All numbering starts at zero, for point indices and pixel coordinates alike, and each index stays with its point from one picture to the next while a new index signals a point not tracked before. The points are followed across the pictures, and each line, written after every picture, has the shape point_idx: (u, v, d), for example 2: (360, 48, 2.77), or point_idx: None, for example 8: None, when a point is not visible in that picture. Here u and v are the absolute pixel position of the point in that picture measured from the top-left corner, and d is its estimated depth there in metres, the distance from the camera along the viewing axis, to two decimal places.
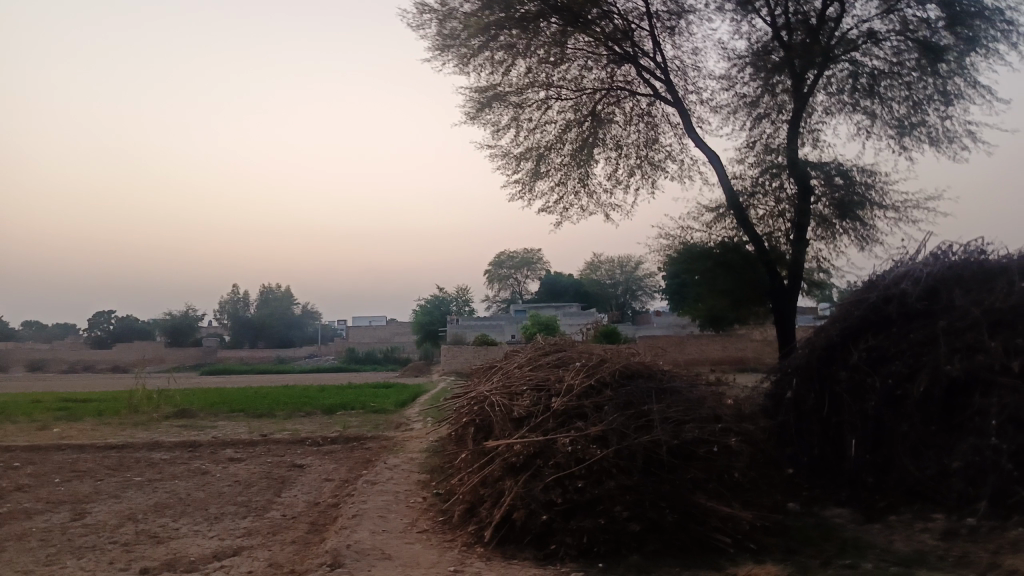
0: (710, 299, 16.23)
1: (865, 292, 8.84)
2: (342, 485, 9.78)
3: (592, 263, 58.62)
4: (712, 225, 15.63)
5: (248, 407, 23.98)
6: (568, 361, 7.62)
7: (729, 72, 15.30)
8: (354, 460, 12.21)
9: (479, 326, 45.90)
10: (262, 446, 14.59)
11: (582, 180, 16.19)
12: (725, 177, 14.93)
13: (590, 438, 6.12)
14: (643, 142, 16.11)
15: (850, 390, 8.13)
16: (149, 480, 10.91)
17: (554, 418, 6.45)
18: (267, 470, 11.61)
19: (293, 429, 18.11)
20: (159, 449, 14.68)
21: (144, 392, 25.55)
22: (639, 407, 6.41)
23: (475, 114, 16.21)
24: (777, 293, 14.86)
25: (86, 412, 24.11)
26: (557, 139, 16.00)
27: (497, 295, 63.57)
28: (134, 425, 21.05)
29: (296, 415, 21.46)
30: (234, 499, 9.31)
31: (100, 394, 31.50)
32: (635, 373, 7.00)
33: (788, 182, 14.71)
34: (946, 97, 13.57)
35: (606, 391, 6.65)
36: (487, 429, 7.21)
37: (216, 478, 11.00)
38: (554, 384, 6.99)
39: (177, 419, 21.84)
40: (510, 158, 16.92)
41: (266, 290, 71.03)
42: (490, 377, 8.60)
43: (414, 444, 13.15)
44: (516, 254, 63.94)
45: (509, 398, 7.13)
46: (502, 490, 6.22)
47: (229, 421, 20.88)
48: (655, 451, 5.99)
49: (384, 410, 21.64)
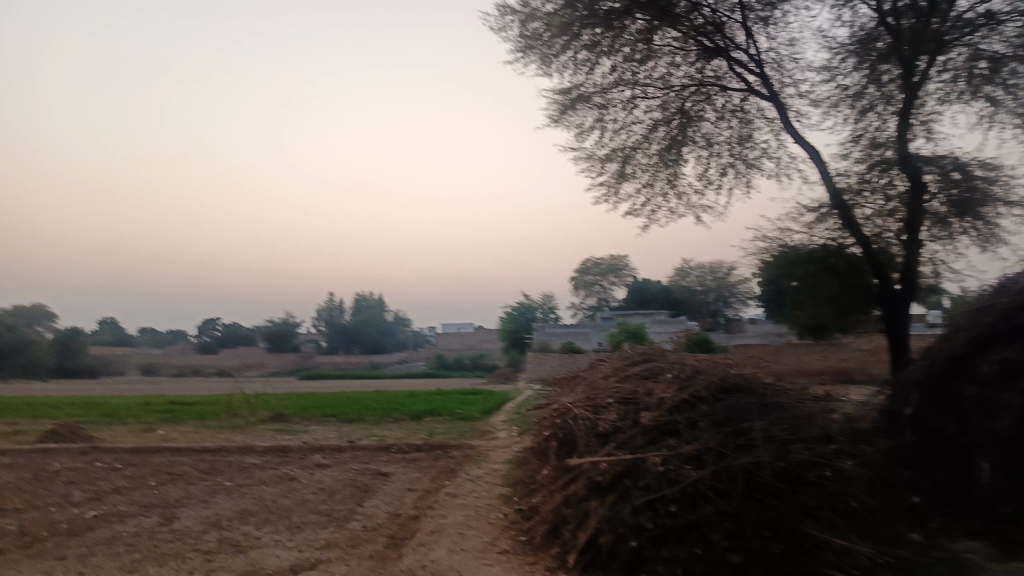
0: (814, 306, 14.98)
1: (995, 296, 7.80)
2: (424, 497, 9.53)
3: (681, 268, 57.03)
4: (813, 226, 14.71)
5: (339, 412, 24.38)
6: (658, 372, 7.08)
7: (830, 63, 14.25)
8: (437, 469, 12.00)
9: (565, 333, 45.38)
10: (349, 453, 14.62)
11: (672, 180, 15.51)
12: (827, 174, 13.93)
13: (683, 457, 5.61)
14: (736, 139, 15.28)
15: (980, 408, 7.16)
16: (238, 486, 11.03)
17: (643, 435, 5.96)
18: (351, 478, 11.56)
19: (380, 435, 18.18)
20: (251, 453, 14.96)
21: (242, 396, 26.42)
22: (738, 424, 5.82)
23: (558, 116, 15.83)
24: (889, 300, 13.67)
25: (188, 415, 25.12)
26: (644, 139, 15.40)
27: (583, 301, 62.81)
28: (230, 428, 21.74)
29: (383, 421, 21.61)
30: (316, 508, 9.23)
31: (202, 397, 32.92)
32: (733, 386, 6.41)
33: (898, 178, 13.61)
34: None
35: (702, 405, 6.10)
36: (571, 443, 6.76)
37: (301, 484, 11.02)
38: (642, 397, 6.47)
39: (271, 423, 22.43)
40: (594, 160, 16.43)
41: (358, 298, 72.84)
42: (574, 388, 8.14)
43: (499, 454, 12.81)
44: (603, 260, 63.00)
45: (595, 411, 6.67)
46: (587, 511, 5.79)
47: (320, 426, 21.23)
48: (757, 474, 5.40)
49: (470, 417, 21.48)
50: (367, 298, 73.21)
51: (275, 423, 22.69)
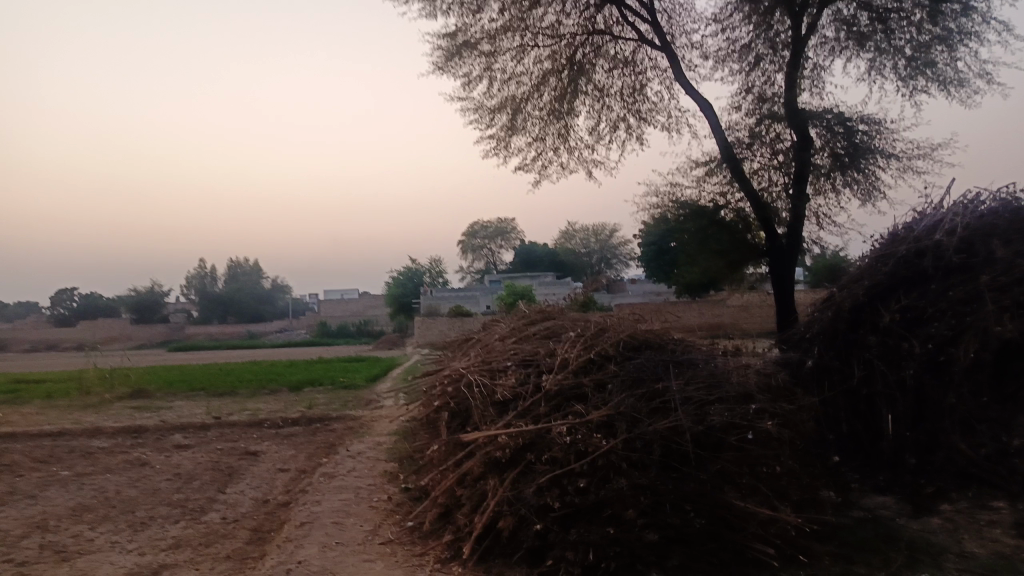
0: (707, 262, 14.79)
1: (891, 245, 7.68)
2: (298, 479, 8.44)
3: (566, 232, 57.37)
4: (702, 181, 14.52)
5: (209, 385, 22.42)
6: (559, 331, 6.37)
7: (720, 14, 13.93)
8: (315, 445, 10.91)
9: (453, 296, 44.58)
10: (215, 431, 13.15)
11: (563, 134, 14.85)
12: (719, 127, 13.69)
13: (592, 425, 4.92)
14: (628, 91, 14.76)
15: (882, 356, 6.99)
16: (77, 476, 9.46)
17: (546, 402, 5.23)
18: (215, 459, 10.26)
19: (255, 409, 16.71)
20: (100, 436, 13.16)
21: (96, 371, 23.77)
22: (651, 384, 5.20)
23: (443, 65, 14.74)
24: (775, 252, 13.65)
25: (32, 395, 22.32)
26: (535, 89, 14.60)
27: (471, 265, 62.11)
28: (81, 408, 19.43)
29: (259, 393, 20.01)
30: (169, 499, 7.94)
31: (51, 374, 29.59)
32: (642, 343, 5.79)
33: (785, 132, 13.66)
34: (954, 40, 12.21)
35: (611, 366, 5.43)
36: (465, 414, 5.95)
37: (155, 470, 9.63)
38: (544, 359, 5.76)
39: (130, 401, 20.26)
40: (482, 111, 15.50)
41: (233, 265, 68.61)
42: (466, 352, 7.31)
43: (383, 426, 11.83)
44: (490, 224, 62.38)
45: (492, 378, 5.88)
46: (484, 492, 4.98)
47: (187, 401, 19.34)
48: (674, 440, 4.80)
49: (354, 386, 20.28)
50: (242, 265, 69.11)
51: (135, 400, 20.51)
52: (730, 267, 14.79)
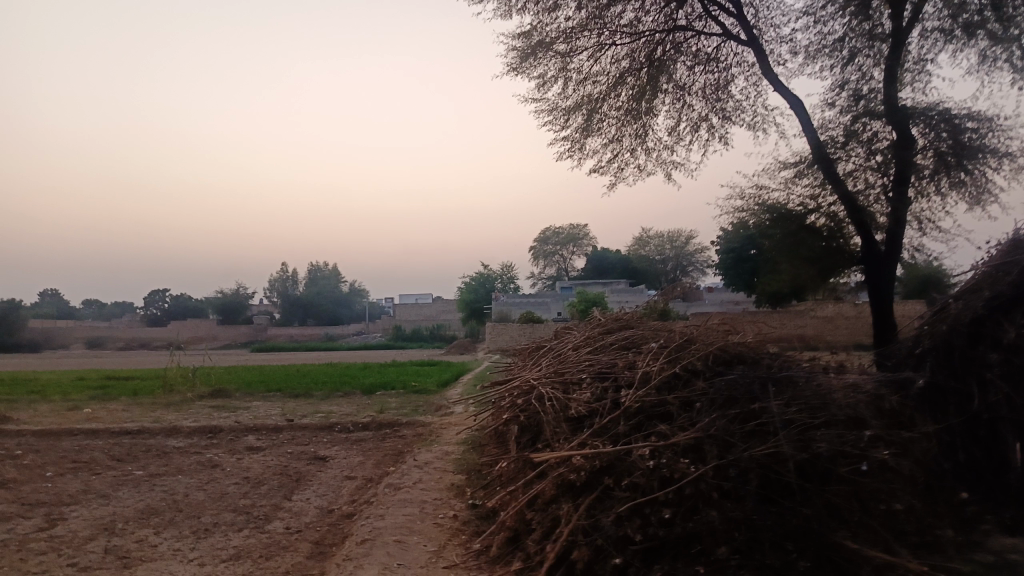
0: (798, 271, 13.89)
1: (1016, 252, 6.83)
2: (365, 488, 8.18)
3: (640, 238, 56.24)
4: (790, 183, 13.68)
5: (285, 386, 22.74)
6: (640, 341, 5.89)
7: (812, 6, 13.08)
8: (383, 452, 10.70)
9: (525, 302, 44.25)
10: (287, 434, 13.15)
11: (640, 135, 14.29)
12: (810, 125, 12.84)
13: (678, 449, 4.45)
14: (711, 89, 14.07)
15: (1007, 376, 6.13)
16: (151, 476, 9.51)
17: (626, 420, 4.77)
18: (284, 463, 10.18)
19: (327, 412, 16.73)
20: (177, 435, 13.36)
21: (179, 369, 24.47)
22: (745, 405, 4.67)
23: (517, 66, 14.41)
24: (871, 259, 12.71)
25: (121, 392, 23.14)
26: (611, 89, 14.10)
27: (543, 271, 61.69)
28: (164, 406, 19.95)
29: (332, 396, 20.12)
30: (235, 504, 7.81)
31: (139, 371, 30.73)
32: (734, 358, 5.25)
33: (883, 130, 12.66)
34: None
35: (698, 382, 4.92)
36: (536, 430, 5.52)
37: (225, 473, 9.61)
38: (623, 372, 5.30)
39: (210, 400, 20.71)
40: (557, 113, 15.09)
41: (312, 269, 70.36)
42: (538, 361, 6.89)
43: (452, 434, 11.52)
44: (562, 230, 61.80)
45: (566, 391, 5.44)
46: (557, 519, 4.54)
47: (263, 402, 19.62)
48: (773, 469, 4.28)
49: (424, 391, 20.15)
50: (321, 269, 70.78)
51: (215, 400, 20.95)
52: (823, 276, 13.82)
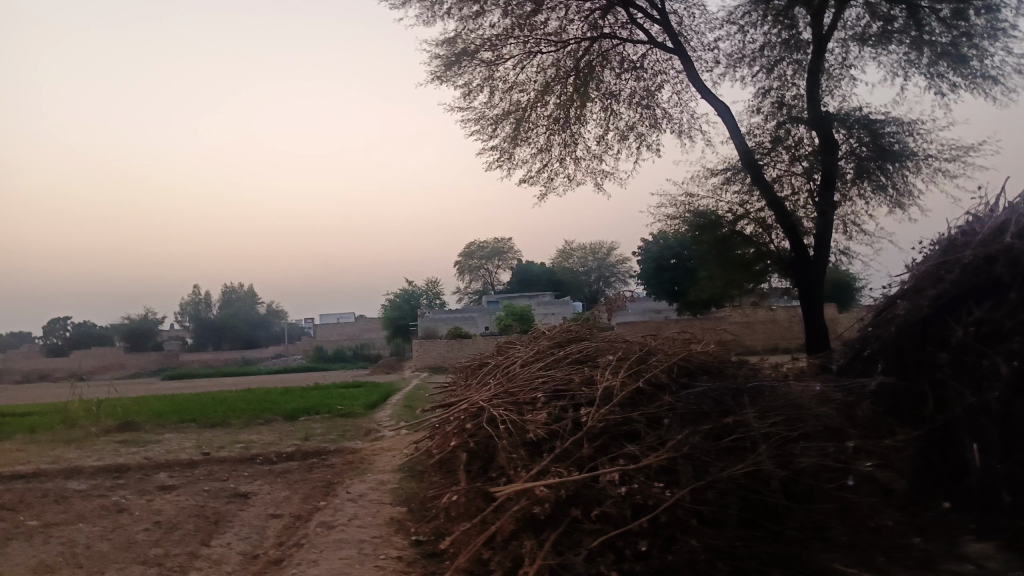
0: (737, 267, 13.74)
1: (958, 250, 6.77)
2: (293, 528, 7.43)
3: (563, 250, 56.47)
4: (719, 190, 13.71)
5: (201, 415, 21.34)
6: (595, 355, 5.47)
7: (735, 15, 13.17)
8: (312, 484, 9.90)
9: (452, 318, 43.59)
10: (204, 469, 12.13)
11: (569, 143, 14.06)
12: (737, 131, 12.89)
13: (649, 472, 4.01)
14: (639, 97, 13.99)
15: (958, 376, 5.96)
16: (45, 526, 8.43)
17: (589, 443, 4.31)
18: (200, 503, 9.26)
19: (247, 441, 15.64)
20: (78, 477, 12.10)
21: (82, 402, 22.63)
22: (717, 419, 4.29)
23: (442, 75, 13.97)
24: (800, 262, 12.78)
25: (15, 429, 21.19)
26: (539, 97, 13.83)
27: (468, 286, 61.16)
28: (64, 443, 18.32)
29: (252, 423, 18.95)
30: (144, 555, 6.93)
31: (38, 406, 28.39)
32: (699, 369, 4.88)
33: (807, 136, 12.86)
34: (979, 35, 10.94)
35: (664, 396, 4.52)
36: (488, 457, 4.99)
37: (133, 518, 8.64)
38: (581, 390, 4.86)
39: (117, 435, 19.16)
40: (484, 123, 14.71)
41: (228, 291, 67.57)
42: (483, 380, 6.38)
43: (386, 460, 10.82)
44: (486, 244, 61.50)
45: (520, 413, 4.94)
46: (520, 559, 4.02)
47: (177, 434, 18.29)
48: (754, 489, 3.92)
49: (352, 414, 19.24)
50: (238, 290, 68.01)
51: (123, 434, 19.39)
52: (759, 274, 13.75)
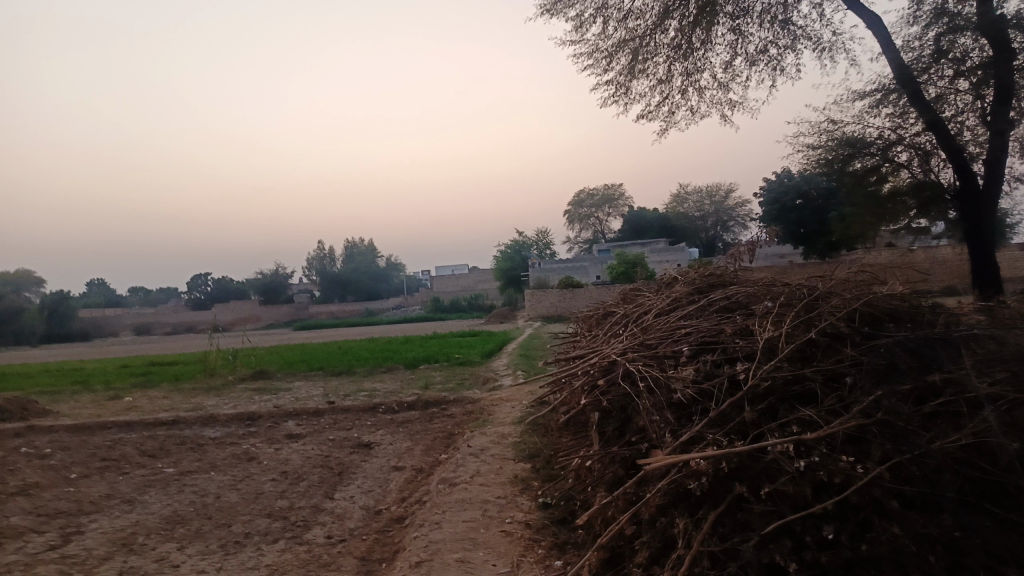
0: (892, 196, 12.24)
1: None
2: (415, 482, 7.17)
3: (678, 195, 54.20)
4: (866, 114, 12.13)
5: (327, 364, 22.00)
6: (748, 301, 4.70)
7: None
8: (432, 435, 9.71)
9: (564, 267, 42.96)
10: (329, 418, 12.29)
11: (691, 73, 12.89)
12: (890, 46, 11.23)
13: (833, 442, 3.30)
14: (770, 15, 12.52)
15: None
16: (182, 474, 8.67)
17: (752, 407, 3.62)
18: (324, 453, 9.27)
19: (369, 390, 15.85)
20: (214, 424, 12.58)
21: (220, 352, 23.88)
22: (917, 378, 3.48)
23: (551, 9, 13.08)
24: (966, 196, 11.18)
25: (163, 377, 22.69)
26: (657, 24, 12.64)
27: (580, 235, 60.17)
28: (205, 391, 19.36)
29: (374, 373, 19.28)
30: (269, 508, 6.88)
31: (183, 356, 30.41)
32: (883, 314, 4.02)
33: (975, 47, 10.94)
34: None
35: (844, 350, 3.73)
36: (626, 419, 4.38)
37: (262, 467, 8.74)
38: (737, 343, 4.14)
39: (251, 383, 20.07)
40: (598, 58, 13.74)
41: (349, 246, 70.05)
42: (613, 330, 5.75)
43: (506, 411, 10.48)
44: (596, 191, 60.06)
45: (663, 369, 4.28)
46: (672, 540, 3.42)
47: (305, 382, 18.89)
48: (974, 466, 3.12)
49: (469, 363, 19.17)
50: (357, 244, 70.32)
51: (256, 382, 20.29)
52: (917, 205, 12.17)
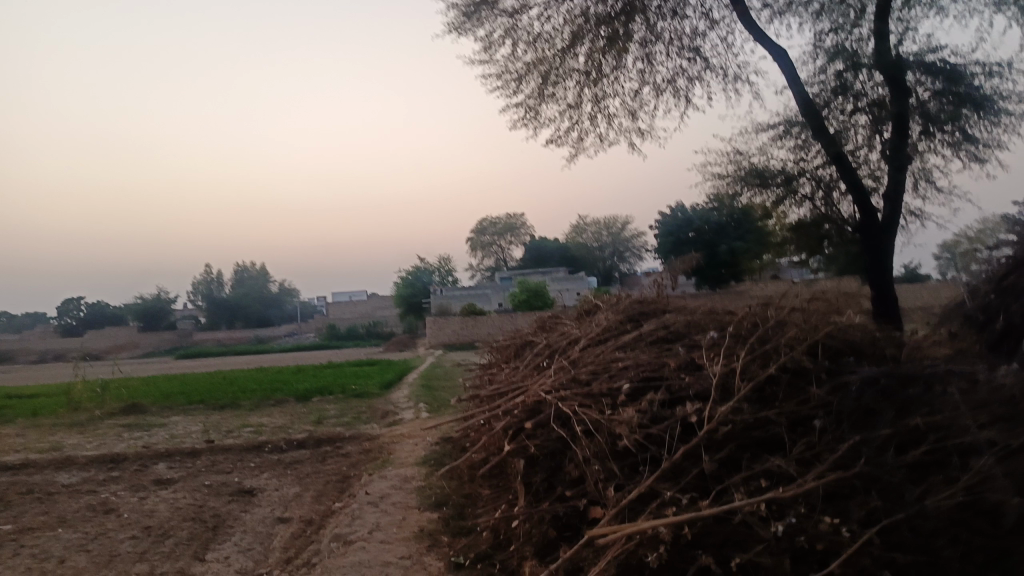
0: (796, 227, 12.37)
1: None
2: (304, 538, 6.24)
3: (577, 225, 54.82)
4: (770, 147, 12.28)
5: (210, 397, 20.22)
6: (688, 330, 4.19)
7: None
8: (324, 479, 8.74)
9: (465, 295, 42.32)
10: (207, 459, 10.99)
11: (600, 100, 12.68)
12: (796, 80, 11.45)
13: (811, 500, 2.78)
14: (680, 45, 12.51)
15: None
16: (19, 533, 7.28)
17: (713, 457, 3.06)
18: (198, 502, 8.11)
19: (255, 426, 14.52)
20: (69, 468, 10.98)
21: (86, 383, 21.54)
22: (895, 422, 3.05)
23: (459, 27, 12.56)
24: (867, 228, 11.40)
25: (17, 412, 20.15)
26: (567, 49, 12.34)
27: (481, 263, 59.82)
28: (65, 428, 17.23)
29: (263, 406, 17.82)
30: (124, 574, 5.75)
31: (43, 387, 27.41)
32: (843, 347, 3.59)
33: (873, 85, 11.33)
34: None
35: (810, 389, 3.25)
36: (556, 468, 3.74)
37: (120, 521, 7.49)
38: (685, 380, 3.59)
39: (120, 419, 18.08)
40: (506, 80, 13.32)
41: (239, 270, 66.64)
42: (535, 363, 5.14)
43: (407, 450, 9.66)
44: (498, 220, 60.01)
45: (600, 411, 3.69)
46: None
47: (183, 417, 17.18)
48: (971, 527, 2.68)
49: (367, 394, 18.08)
50: (249, 269, 66.96)
51: (127, 418, 18.30)
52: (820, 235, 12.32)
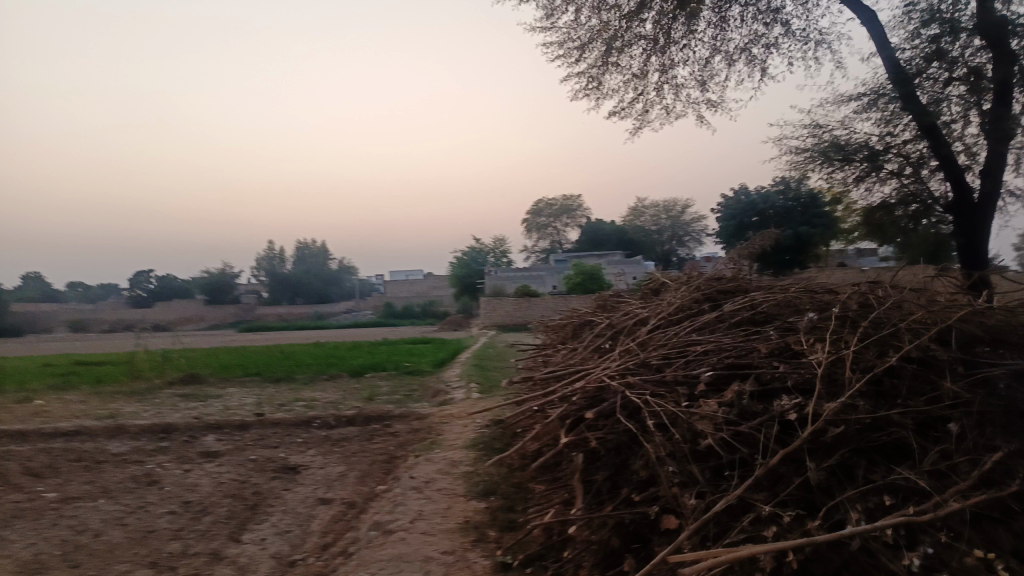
0: (880, 207, 11.43)
1: None
2: (344, 523, 5.88)
3: (635, 208, 53.59)
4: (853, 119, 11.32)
5: (265, 370, 20.28)
6: (780, 312, 3.59)
7: None
8: (369, 459, 8.40)
9: (520, 276, 41.80)
10: (255, 433, 10.82)
11: (667, 69, 11.92)
12: (885, 45, 10.46)
13: (952, 525, 2.20)
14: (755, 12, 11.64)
15: None
16: (62, 502, 7.13)
17: (822, 465, 2.48)
18: (240, 478, 7.86)
19: (306, 401, 14.37)
20: (121, 437, 10.95)
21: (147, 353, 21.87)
22: None
23: None
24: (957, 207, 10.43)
25: (82, 379, 20.61)
26: (634, 14, 11.57)
27: (536, 245, 59.19)
28: (124, 397, 17.45)
29: (315, 381, 17.74)
30: (157, 552, 5.48)
31: (110, 356, 28.16)
32: (979, 335, 2.95)
33: (974, 51, 10.22)
34: None
35: (942, 383, 2.65)
36: (622, 466, 3.20)
37: (161, 494, 7.28)
38: (781, 371, 2.99)
39: (178, 389, 18.25)
40: (568, 48, 12.65)
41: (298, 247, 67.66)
42: (597, 344, 4.60)
43: (456, 432, 9.25)
44: (555, 201, 59.14)
45: (676, 402, 3.13)
46: None
47: (238, 389, 17.23)
48: None
49: (419, 373, 17.80)
50: (309, 246, 67.90)
51: (184, 389, 18.46)
52: (906, 216, 11.33)
